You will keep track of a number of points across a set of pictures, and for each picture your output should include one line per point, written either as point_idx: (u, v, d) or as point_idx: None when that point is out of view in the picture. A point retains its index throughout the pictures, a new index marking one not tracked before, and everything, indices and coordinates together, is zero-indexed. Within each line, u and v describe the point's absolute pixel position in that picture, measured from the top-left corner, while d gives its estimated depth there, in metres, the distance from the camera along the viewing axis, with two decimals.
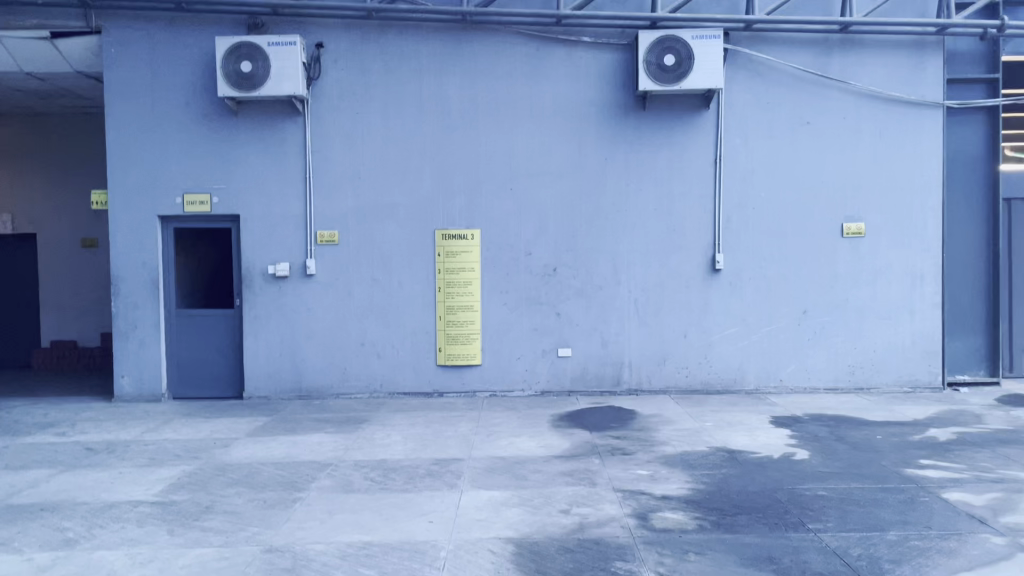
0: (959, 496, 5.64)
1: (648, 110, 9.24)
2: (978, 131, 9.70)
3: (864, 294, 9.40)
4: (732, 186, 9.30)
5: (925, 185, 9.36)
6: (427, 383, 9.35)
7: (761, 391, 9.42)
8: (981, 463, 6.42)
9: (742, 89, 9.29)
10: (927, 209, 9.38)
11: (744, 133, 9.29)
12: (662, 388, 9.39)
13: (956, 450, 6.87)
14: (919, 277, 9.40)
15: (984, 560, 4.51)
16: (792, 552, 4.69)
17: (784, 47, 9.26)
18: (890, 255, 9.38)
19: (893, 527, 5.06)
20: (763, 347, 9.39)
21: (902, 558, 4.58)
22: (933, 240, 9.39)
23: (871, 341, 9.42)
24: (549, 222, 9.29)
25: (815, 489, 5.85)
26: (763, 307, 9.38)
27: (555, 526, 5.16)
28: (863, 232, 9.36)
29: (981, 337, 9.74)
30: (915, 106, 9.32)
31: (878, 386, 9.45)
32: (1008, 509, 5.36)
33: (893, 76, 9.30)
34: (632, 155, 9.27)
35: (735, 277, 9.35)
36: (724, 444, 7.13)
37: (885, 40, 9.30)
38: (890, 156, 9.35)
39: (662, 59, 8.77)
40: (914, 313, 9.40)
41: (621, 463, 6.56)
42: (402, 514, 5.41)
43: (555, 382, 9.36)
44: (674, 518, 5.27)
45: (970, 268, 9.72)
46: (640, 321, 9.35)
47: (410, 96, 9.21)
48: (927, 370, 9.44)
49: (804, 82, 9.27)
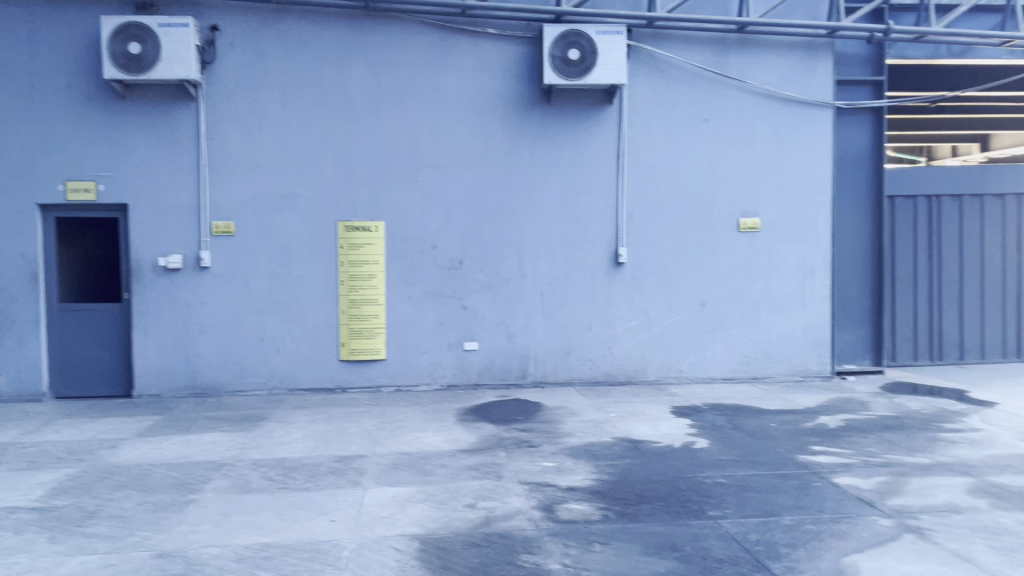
0: (849, 480, 5.88)
1: (553, 104, 9.26)
2: (864, 131, 10.12)
3: (759, 287, 9.71)
4: (635, 181, 9.44)
5: (816, 182, 9.75)
6: (330, 379, 9.12)
7: (662, 382, 9.61)
8: (868, 449, 6.72)
9: (644, 85, 9.42)
10: (818, 205, 9.77)
11: (646, 130, 9.43)
12: (567, 380, 9.45)
13: (844, 436, 7.18)
14: (810, 271, 9.78)
15: (874, 542, 4.70)
16: (694, 539, 4.77)
17: (685, 45, 9.43)
18: (783, 249, 9.73)
19: (788, 512, 5.22)
20: (665, 338, 9.58)
21: (798, 542, 4.72)
22: (822, 235, 9.79)
23: (766, 333, 9.75)
24: (454, 215, 9.19)
25: (714, 476, 5.99)
26: (664, 300, 9.56)
27: (461, 521, 5.09)
28: (757, 227, 9.66)
29: (866, 328, 10.22)
30: (807, 106, 9.68)
31: (771, 375, 9.79)
32: (894, 491, 5.61)
33: (786, 77, 9.63)
34: (537, 148, 9.28)
35: (638, 270, 9.50)
36: (627, 434, 7.22)
37: (780, 40, 9.60)
38: (784, 155, 9.68)
39: (567, 53, 8.81)
40: (805, 305, 9.78)
41: (527, 455, 6.56)
42: (302, 514, 5.23)
43: (461, 375, 9.29)
44: (579, 509, 5.29)
45: (857, 262, 10.17)
46: (546, 314, 9.38)
47: (311, 84, 8.93)
48: (818, 360, 9.85)
49: (703, 80, 9.48)
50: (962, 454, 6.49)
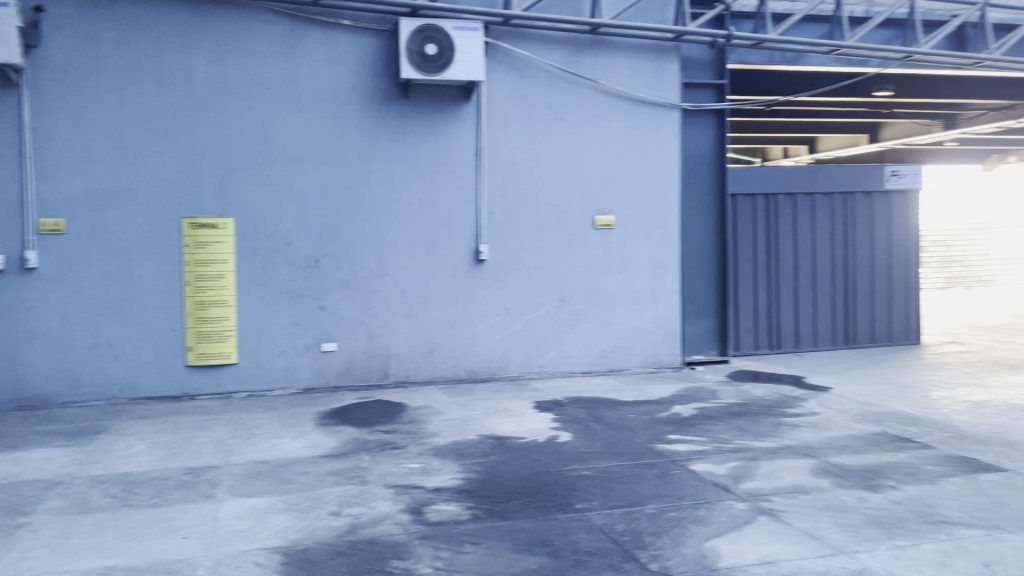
0: (705, 467, 6.13)
1: (410, 99, 9.12)
2: (709, 133, 10.57)
3: (615, 282, 9.99)
4: (494, 178, 9.45)
5: (665, 181, 10.12)
6: (176, 386, 8.58)
7: (523, 377, 9.69)
8: (720, 435, 7.04)
9: (501, 82, 9.43)
10: (668, 203, 10.16)
11: (505, 127, 9.47)
12: (429, 379, 9.35)
13: (698, 424, 7.49)
14: (661, 266, 10.16)
15: (731, 525, 4.91)
16: (562, 534, 4.81)
17: (540, 44, 9.53)
18: (636, 245, 10.04)
19: (651, 501, 5.37)
20: (526, 334, 9.67)
21: (662, 530, 4.86)
22: (672, 231, 10.19)
23: (621, 326, 10.04)
24: (308, 211, 8.86)
25: (579, 469, 6.08)
26: (524, 296, 9.64)
27: (325, 530, 4.90)
28: (612, 224, 9.92)
29: (713, 320, 10.72)
30: (656, 107, 10.02)
31: (627, 368, 10.10)
32: (746, 475, 5.90)
33: (636, 78, 9.93)
34: (394, 144, 9.11)
35: (498, 267, 9.52)
36: (492, 431, 7.21)
37: (629, 43, 9.88)
38: (636, 154, 9.98)
39: (424, 48, 8.70)
40: (657, 299, 10.16)
41: (392, 457, 6.42)
42: (150, 532, 4.87)
43: (319, 377, 8.99)
44: (448, 510, 5.21)
45: (704, 257, 10.65)
46: (407, 313, 9.23)
47: (150, 71, 8.35)
48: (669, 351, 10.25)
49: (558, 79, 9.62)
50: (805, 437, 6.92)
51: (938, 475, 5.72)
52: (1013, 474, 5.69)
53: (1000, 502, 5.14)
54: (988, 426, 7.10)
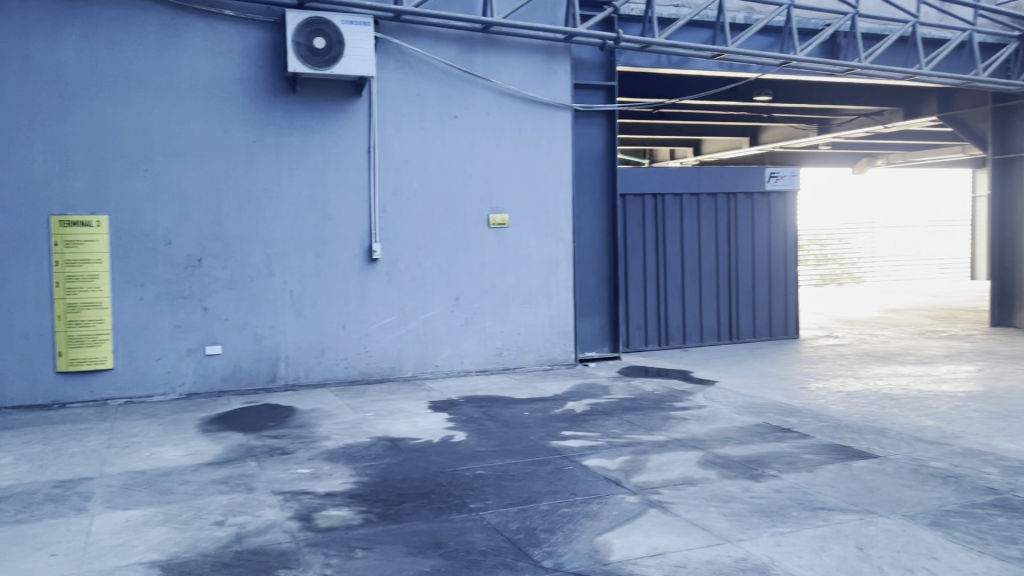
0: (597, 462, 6.21)
1: (298, 93, 8.86)
2: (600, 133, 10.73)
3: (509, 281, 10.02)
4: (387, 176, 9.30)
5: (558, 181, 10.22)
6: (46, 394, 8.05)
7: (418, 378, 9.58)
8: (612, 430, 7.15)
9: (392, 79, 9.29)
10: (561, 203, 10.26)
11: (397, 124, 9.34)
12: (320, 381, 9.12)
13: (590, 419, 7.59)
14: (554, 265, 10.26)
15: (623, 519, 4.98)
16: (457, 534, 4.76)
17: (432, 41, 9.44)
18: (530, 244, 10.10)
19: (545, 498, 5.39)
20: (420, 333, 9.57)
21: (555, 526, 4.88)
22: (565, 231, 10.30)
23: (516, 325, 10.07)
24: (191, 209, 8.49)
25: (474, 469, 6.05)
26: (418, 296, 9.54)
27: (207, 541, 4.68)
28: (506, 223, 9.94)
29: (606, 317, 10.91)
30: (548, 107, 10.11)
31: (522, 366, 10.14)
32: (637, 469, 6.01)
33: (528, 78, 9.97)
34: (282, 140, 8.83)
35: (391, 266, 9.38)
36: (385, 433, 7.09)
37: (521, 42, 9.92)
38: (529, 153, 10.03)
39: (312, 41, 8.47)
40: (550, 298, 10.25)
41: (280, 463, 6.21)
42: (13, 551, 4.53)
43: (203, 382, 8.63)
44: (339, 515, 5.08)
45: (596, 256, 10.82)
46: (296, 314, 8.98)
47: (14, 58, 7.79)
48: (562, 349, 10.36)
49: (450, 77, 9.56)
50: (691, 430, 7.11)
51: (815, 463, 5.99)
52: (883, 460, 6.02)
53: (871, 487, 5.42)
54: (859, 414, 7.49)
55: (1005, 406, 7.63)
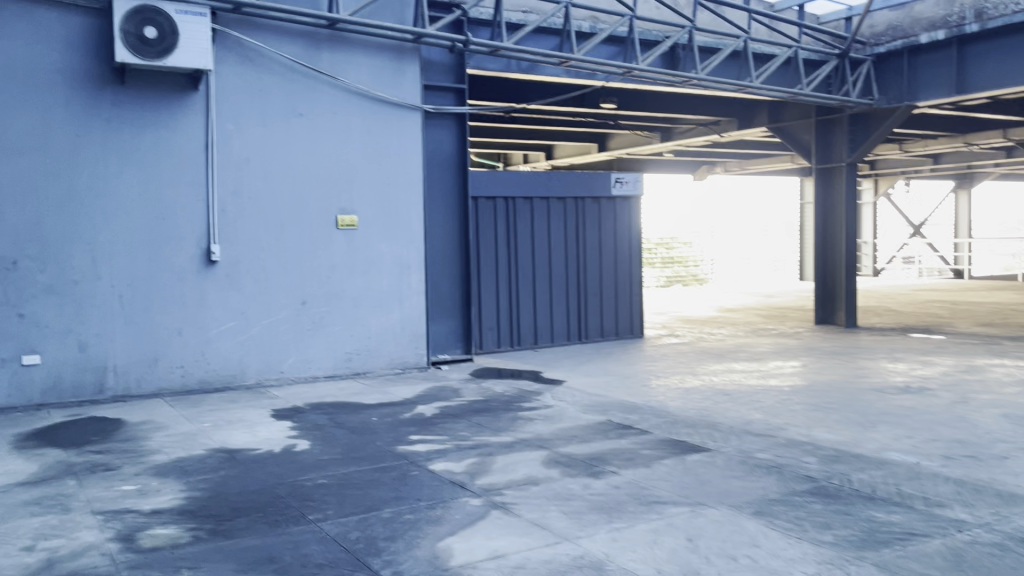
0: (442, 466, 6.17)
1: (127, 85, 8.33)
2: (451, 135, 10.70)
3: (358, 284, 9.82)
4: (227, 174, 8.91)
5: (408, 182, 10.11)
6: None
7: (261, 385, 9.22)
8: (459, 433, 7.14)
9: (232, 73, 8.90)
10: (411, 204, 10.15)
11: (237, 120, 8.95)
12: (154, 391, 8.61)
13: (439, 423, 7.55)
14: (405, 267, 10.14)
15: (465, 522, 4.96)
16: (293, 547, 4.59)
17: (275, 35, 9.11)
18: (379, 246, 9.95)
19: (387, 505, 5.29)
20: (263, 338, 9.21)
21: (396, 533, 4.79)
22: (416, 233, 10.20)
23: (366, 328, 9.89)
24: (4, 207, 7.80)
25: (315, 478, 5.86)
26: (261, 300, 9.18)
27: (13, 569, 4.29)
28: (355, 224, 9.74)
29: (458, 320, 10.90)
30: (397, 108, 9.98)
31: (372, 370, 9.97)
32: (482, 471, 6.01)
33: (377, 77, 9.81)
34: (110, 134, 8.28)
35: (232, 269, 8.99)
36: (222, 444, 6.76)
37: (369, 41, 9.75)
38: (378, 154, 9.87)
39: (142, 31, 8.00)
40: (402, 300, 10.13)
41: (104, 480, 5.79)
42: None
43: (20, 395, 7.95)
44: (166, 534, 4.79)
45: (448, 258, 10.78)
46: (127, 320, 8.43)
47: None
48: (414, 352, 10.27)
49: (295, 73, 9.26)
50: (538, 430, 7.20)
51: (652, 459, 6.20)
52: (714, 453, 6.31)
53: (703, 480, 5.67)
54: (695, 410, 7.84)
55: (824, 399, 8.21)
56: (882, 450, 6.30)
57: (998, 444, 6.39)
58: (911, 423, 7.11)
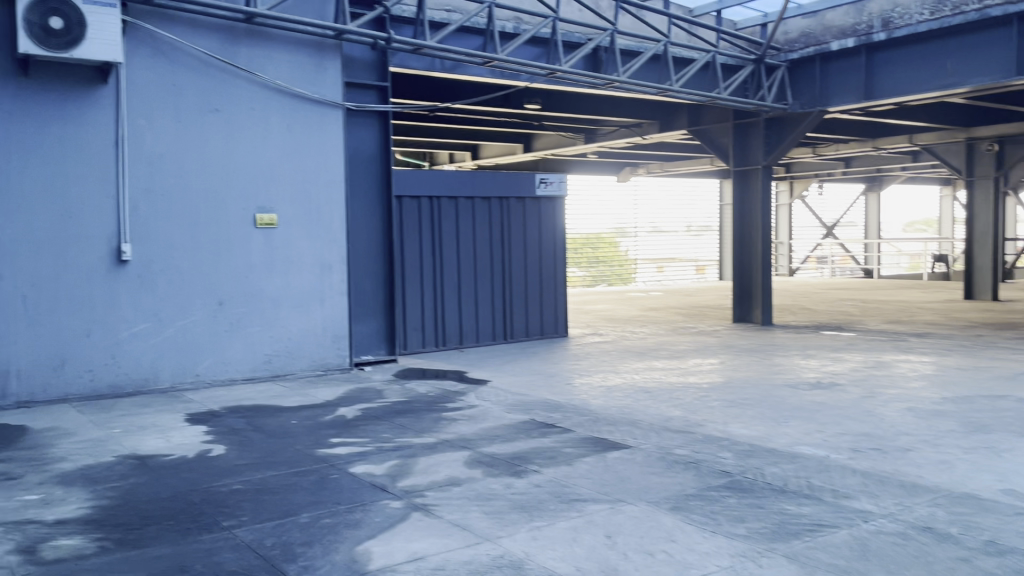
0: (363, 468, 6.09)
1: (31, 77, 7.96)
2: (373, 133, 10.58)
3: (278, 284, 9.62)
4: (138, 171, 8.60)
5: (330, 180, 9.95)
6: None
7: (176, 389, 8.95)
8: (381, 435, 7.06)
9: (143, 66, 8.60)
10: (333, 203, 9.99)
11: (149, 115, 8.65)
12: (61, 397, 8.25)
13: (360, 425, 7.45)
14: (327, 267, 9.98)
15: (384, 525, 4.90)
16: (205, 555, 4.46)
17: (189, 28, 8.85)
18: (300, 245, 9.76)
19: (304, 509, 5.20)
20: (178, 341, 8.94)
21: (313, 538, 4.71)
22: (338, 232, 10.05)
23: (286, 329, 9.70)
24: None
25: (230, 484, 5.71)
26: (176, 301, 8.91)
27: None
28: (274, 223, 9.54)
29: (381, 320, 10.79)
30: (317, 105, 9.82)
31: (292, 372, 9.79)
32: (403, 473, 5.96)
33: (297, 73, 9.62)
34: (12, 128, 7.90)
35: (145, 269, 8.69)
36: (132, 450, 6.53)
37: (288, 37, 9.56)
38: (298, 152, 9.69)
39: (47, 21, 7.65)
40: (323, 301, 9.97)
41: (3, 491, 5.52)
42: None
43: None
44: (69, 545, 4.59)
45: (371, 258, 10.66)
46: (31, 322, 8.06)
47: None
48: (336, 353, 10.13)
49: (210, 68, 9.01)
50: (460, 430, 7.19)
51: (573, 457, 6.25)
52: (634, 450, 6.40)
53: (622, 477, 5.74)
54: (617, 407, 7.94)
55: (740, 395, 8.42)
56: (794, 444, 6.50)
57: (901, 436, 6.66)
58: (821, 417, 7.36)
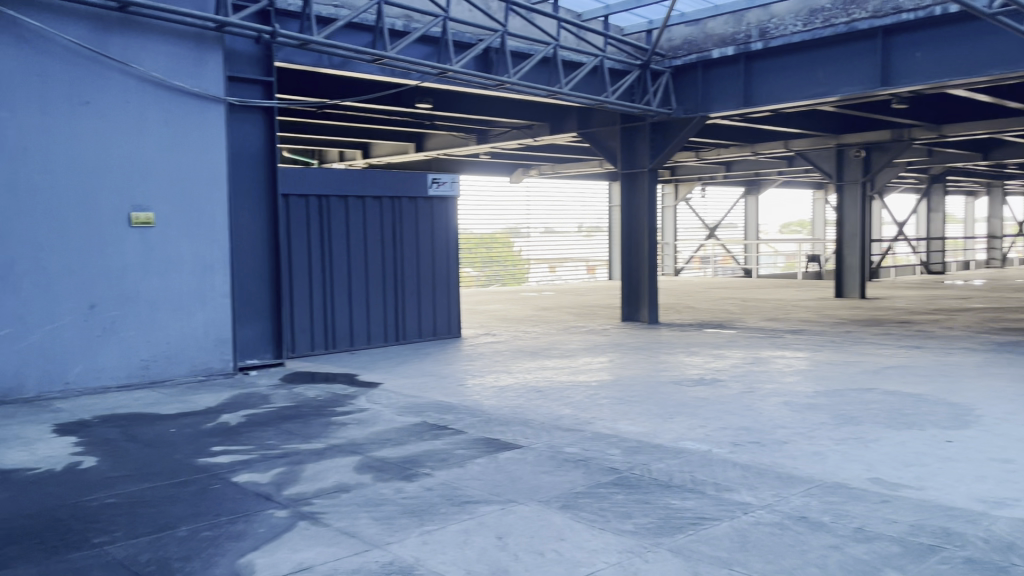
0: (247, 477, 5.87)
1: None
2: (257, 129, 10.24)
3: (156, 285, 9.18)
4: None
5: (211, 178, 9.56)
6: None
7: (44, 398, 8.41)
8: (266, 442, 6.84)
9: (5, 53, 8.04)
10: (215, 201, 9.61)
11: (11, 106, 8.10)
12: None
13: (245, 432, 7.19)
14: (208, 268, 9.59)
15: (269, 535, 4.74)
16: None
17: (56, 15, 8.32)
18: (179, 245, 9.35)
19: (183, 522, 4.97)
20: (45, 346, 8.40)
21: (193, 552, 4.50)
22: (220, 231, 9.67)
23: (165, 333, 9.27)
24: None
25: (103, 498, 5.40)
26: (43, 304, 8.37)
27: None
28: (150, 222, 9.10)
29: (268, 323, 10.46)
30: (198, 99, 9.42)
31: (172, 378, 9.36)
32: (290, 481, 5.78)
33: (175, 66, 9.20)
34: None
35: (7, 270, 8.14)
36: None
37: (166, 27, 9.13)
38: (177, 148, 9.27)
39: None
40: (205, 303, 9.57)
41: None
42: None
43: None
44: None
45: (256, 258, 10.32)
46: None
47: None
48: (219, 357, 9.74)
49: (79, 57, 8.51)
50: (350, 435, 7.04)
51: (465, 458, 6.23)
52: (525, 450, 6.44)
53: (513, 477, 5.76)
54: (508, 408, 7.96)
55: (628, 393, 8.60)
56: (679, 439, 6.69)
57: (778, 430, 6.96)
58: (704, 412, 7.61)
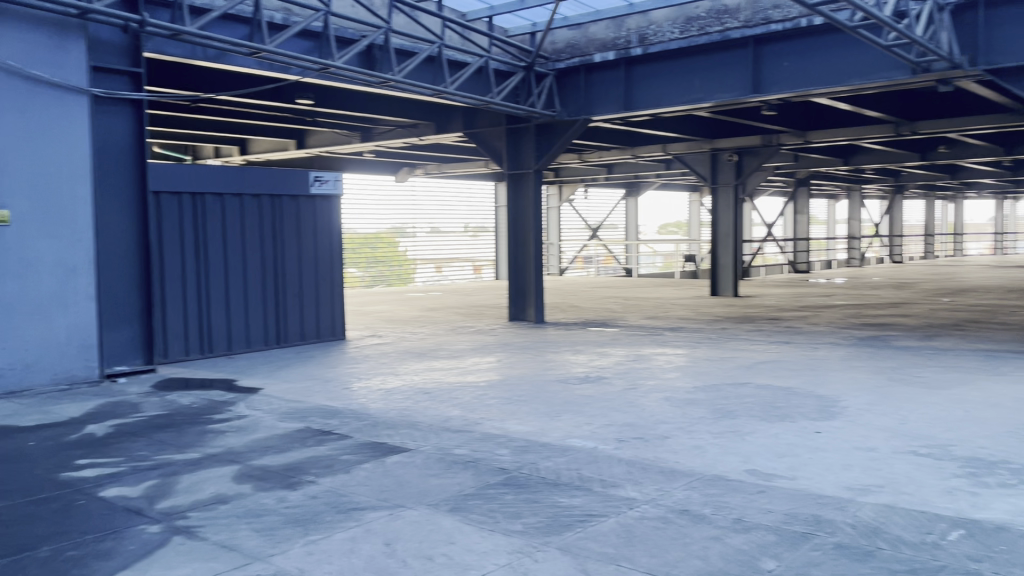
0: (115, 491, 5.53)
1: None
2: (126, 123, 9.69)
3: (10, 288, 8.55)
4: None
5: (74, 173, 8.98)
6: None
7: None
8: (137, 453, 6.47)
9: None
10: (78, 198, 9.03)
11: None
12: None
13: (113, 443, 6.78)
14: (71, 269, 9.00)
15: (140, 553, 4.47)
16: None
17: None
18: (37, 245, 8.73)
19: (43, 543, 4.62)
20: None
21: None
22: (84, 231, 9.09)
23: (20, 340, 8.64)
24: None
25: None
26: None
27: None
28: (5, 220, 8.47)
29: (137, 327, 9.91)
30: (58, 90, 8.82)
31: (30, 387, 8.74)
32: (163, 494, 5.48)
33: (32, 53, 8.58)
34: None
35: None
36: None
37: (21, 12, 8.50)
38: (34, 141, 8.66)
39: None
40: (67, 307, 8.98)
41: None
42: None
43: None
44: None
45: (124, 259, 9.76)
46: None
47: None
48: (83, 365, 9.15)
49: None
50: (228, 443, 6.76)
51: (351, 464, 6.08)
52: (412, 453, 6.35)
53: (401, 481, 5.67)
54: (395, 410, 7.84)
55: (516, 392, 8.65)
56: (566, 437, 6.77)
57: (660, 425, 7.15)
58: (590, 410, 7.73)
